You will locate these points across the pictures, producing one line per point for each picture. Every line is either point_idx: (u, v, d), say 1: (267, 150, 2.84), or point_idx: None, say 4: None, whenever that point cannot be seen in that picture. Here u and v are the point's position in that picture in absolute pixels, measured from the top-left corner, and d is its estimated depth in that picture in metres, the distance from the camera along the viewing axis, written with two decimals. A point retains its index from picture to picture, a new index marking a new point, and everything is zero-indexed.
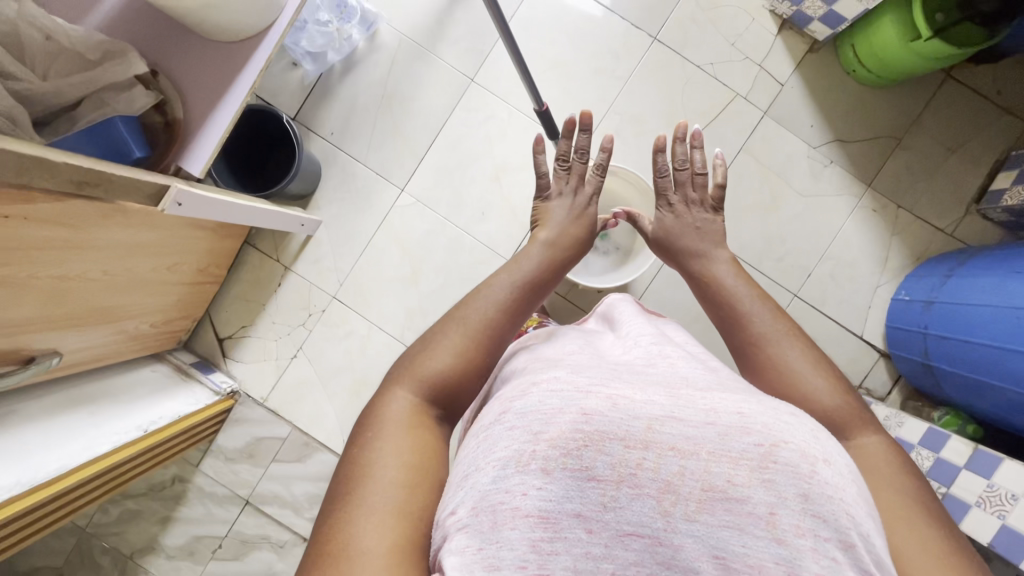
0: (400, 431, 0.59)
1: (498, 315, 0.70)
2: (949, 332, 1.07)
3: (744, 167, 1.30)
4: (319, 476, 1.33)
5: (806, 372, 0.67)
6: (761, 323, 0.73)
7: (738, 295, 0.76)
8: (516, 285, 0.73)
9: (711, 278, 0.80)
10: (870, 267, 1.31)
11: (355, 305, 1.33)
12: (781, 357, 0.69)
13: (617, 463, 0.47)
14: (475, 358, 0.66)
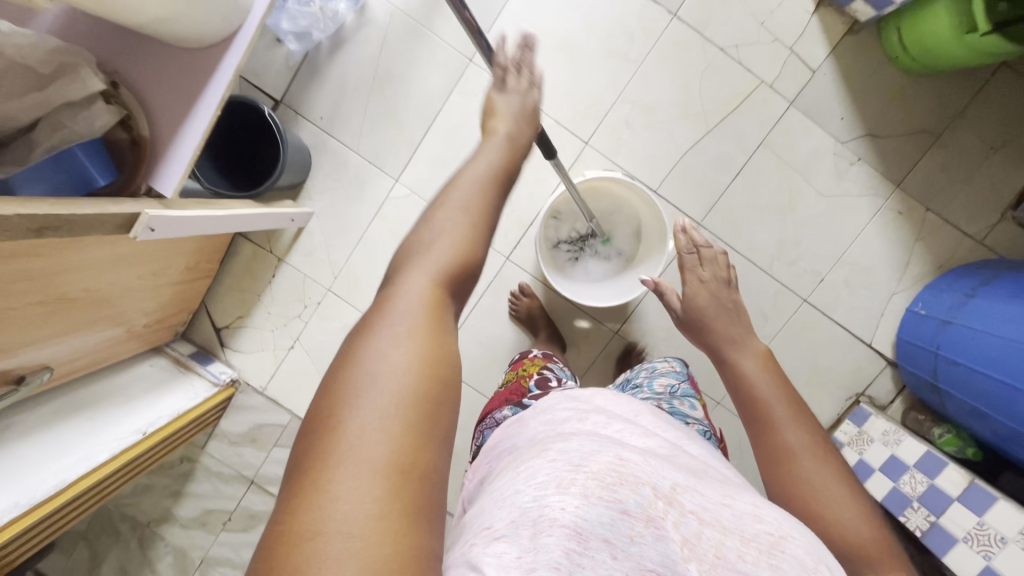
0: (414, 312, 0.52)
1: (486, 194, 0.64)
2: (963, 360, 1.02)
3: (763, 163, 1.20)
4: None
5: (837, 495, 0.67)
6: (790, 434, 0.74)
7: (770, 402, 0.78)
8: (494, 167, 0.67)
9: (747, 381, 0.83)
10: (888, 274, 1.25)
11: (350, 298, 1.31)
12: (802, 468, 0.70)
13: (648, 504, 0.45)
14: (475, 239, 0.60)
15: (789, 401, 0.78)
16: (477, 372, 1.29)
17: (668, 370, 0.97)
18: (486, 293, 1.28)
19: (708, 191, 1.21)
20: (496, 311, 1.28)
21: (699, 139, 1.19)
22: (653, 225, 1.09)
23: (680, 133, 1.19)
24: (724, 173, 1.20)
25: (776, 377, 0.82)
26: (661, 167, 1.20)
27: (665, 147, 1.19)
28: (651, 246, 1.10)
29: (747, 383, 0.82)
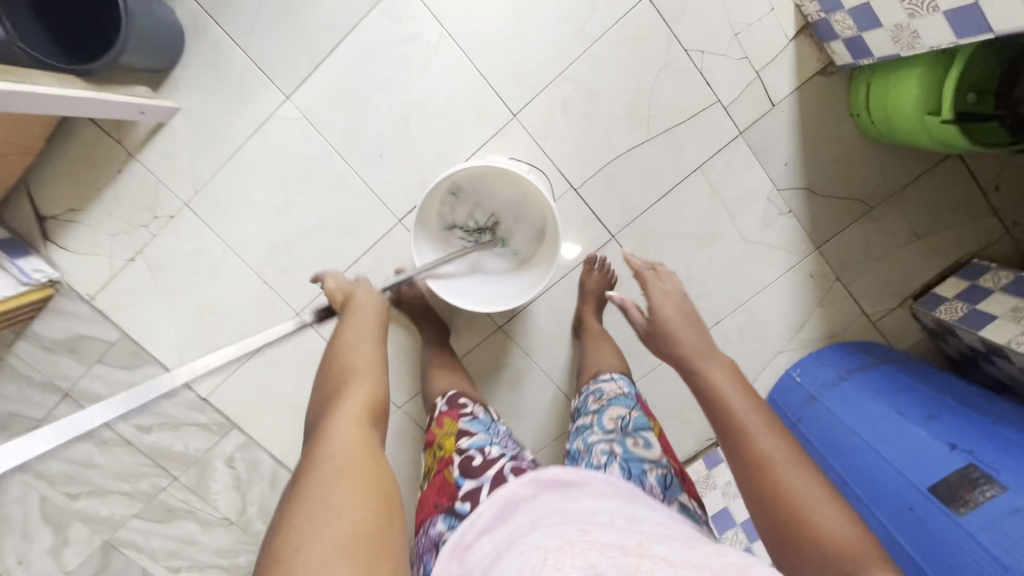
0: (335, 440, 0.58)
1: (369, 350, 0.71)
2: (815, 442, 1.01)
3: (694, 189, 1.10)
4: (149, 389, 1.23)
5: (818, 505, 0.58)
6: (765, 442, 0.63)
7: (735, 407, 0.67)
8: (365, 330, 0.74)
9: (713, 385, 0.70)
10: (781, 332, 1.22)
11: (209, 220, 1.13)
12: (785, 479, 0.60)
13: (621, 563, 0.44)
14: (377, 368, 0.69)
15: (752, 401, 0.68)
16: None
17: (614, 396, 0.87)
18: (368, 253, 1.14)
19: (631, 204, 1.10)
20: (376, 275, 1.15)
21: (636, 145, 1.06)
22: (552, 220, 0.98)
23: (617, 133, 1.06)
24: (652, 190, 1.10)
25: (736, 375, 0.71)
26: (589, 165, 1.07)
27: (597, 143, 1.06)
28: (543, 257, 1.01)
29: (713, 387, 0.70)
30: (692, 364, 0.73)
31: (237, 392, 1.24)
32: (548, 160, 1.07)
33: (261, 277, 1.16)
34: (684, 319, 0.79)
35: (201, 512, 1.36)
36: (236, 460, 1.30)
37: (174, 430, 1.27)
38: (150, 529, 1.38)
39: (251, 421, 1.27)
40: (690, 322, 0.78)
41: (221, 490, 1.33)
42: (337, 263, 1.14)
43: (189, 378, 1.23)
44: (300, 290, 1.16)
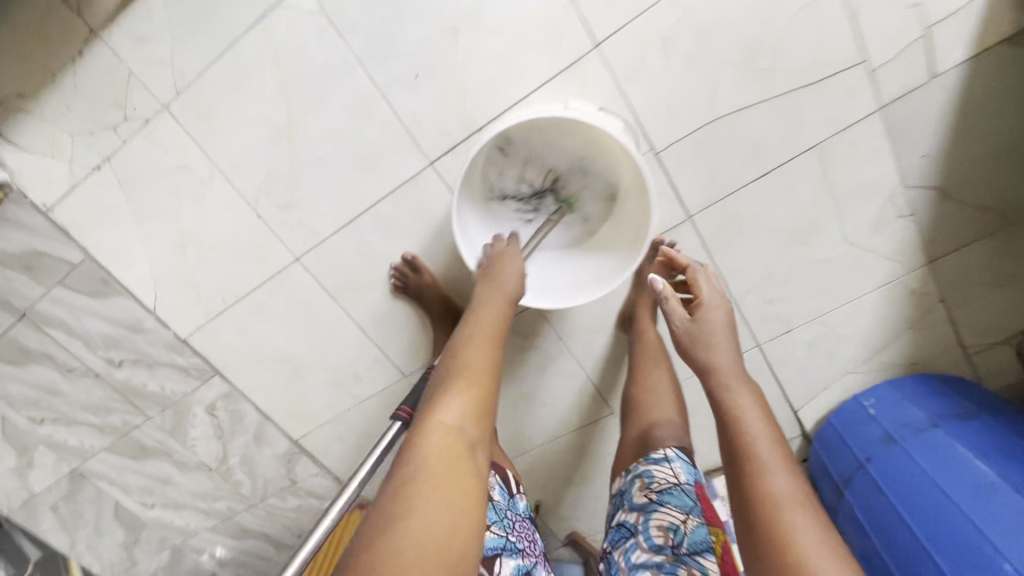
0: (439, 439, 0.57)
1: (490, 348, 0.67)
2: (892, 496, 0.88)
3: (802, 172, 0.88)
4: (117, 322, 1.05)
5: (823, 557, 0.51)
6: (778, 481, 0.57)
7: (755, 435, 0.61)
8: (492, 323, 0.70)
9: (737, 408, 0.64)
10: (857, 351, 1.05)
11: (195, 131, 0.90)
12: (794, 523, 0.54)
13: None
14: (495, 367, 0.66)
15: (772, 436, 0.62)
16: (351, 289, 1.02)
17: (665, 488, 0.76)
18: (388, 199, 0.93)
19: (720, 181, 0.88)
20: (395, 227, 0.95)
21: (745, 106, 0.82)
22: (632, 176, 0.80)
23: (725, 87, 0.81)
24: (750, 167, 0.87)
25: (762, 409, 0.65)
26: (680, 124, 0.84)
27: (696, 97, 0.82)
28: (631, 218, 0.83)
29: (734, 407, 0.64)
30: (721, 385, 0.68)
31: (221, 336, 1.07)
32: (629, 110, 0.83)
33: (255, 210, 0.95)
34: (726, 332, 0.73)
35: (178, 455, 1.24)
36: (218, 408, 1.16)
37: (148, 369, 1.11)
38: (123, 463, 1.28)
39: (237, 370, 1.12)
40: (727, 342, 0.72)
41: (200, 437, 1.20)
42: (350, 205, 0.93)
43: (166, 315, 1.05)
44: (301, 232, 0.96)
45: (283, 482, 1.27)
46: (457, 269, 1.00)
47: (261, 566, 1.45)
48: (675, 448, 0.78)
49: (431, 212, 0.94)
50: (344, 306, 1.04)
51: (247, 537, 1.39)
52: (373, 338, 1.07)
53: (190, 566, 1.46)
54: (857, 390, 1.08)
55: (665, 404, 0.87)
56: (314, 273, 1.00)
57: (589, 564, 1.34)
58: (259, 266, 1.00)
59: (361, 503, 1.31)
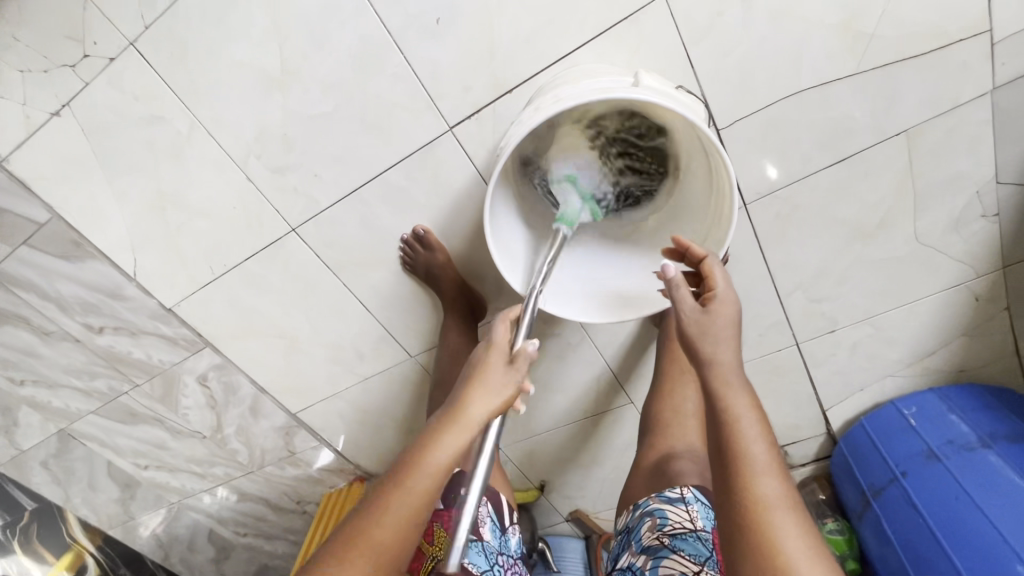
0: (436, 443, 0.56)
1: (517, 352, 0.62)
2: (928, 518, 0.83)
3: (883, 161, 0.75)
4: (94, 288, 0.94)
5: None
6: (768, 484, 0.49)
7: (750, 435, 0.52)
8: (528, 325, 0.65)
9: (727, 390, 0.55)
10: (902, 355, 0.97)
11: (170, 74, 0.75)
12: (783, 529, 0.46)
13: None
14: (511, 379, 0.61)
15: (763, 431, 0.53)
16: (355, 264, 0.91)
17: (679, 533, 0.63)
18: (398, 167, 0.80)
19: (786, 167, 0.76)
20: (405, 199, 0.83)
21: (832, 80, 0.68)
22: (698, 164, 0.70)
23: (813, 55, 0.67)
24: (824, 152, 0.75)
25: (754, 399, 0.55)
26: (751, 98, 0.70)
27: (776, 65, 0.68)
28: (694, 215, 0.72)
29: (727, 397, 0.55)
30: (708, 361, 0.58)
31: (210, 308, 0.98)
32: (692, 78, 0.69)
33: (245, 172, 0.82)
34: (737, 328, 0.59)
35: (171, 422, 1.18)
36: (210, 379, 1.09)
37: (132, 337, 1.02)
38: (113, 426, 1.22)
39: (230, 342, 1.03)
40: (727, 324, 0.59)
41: (192, 406, 1.13)
42: (354, 172, 0.81)
43: (148, 282, 0.95)
44: (298, 199, 0.84)
45: (281, 452, 1.22)
46: (473, 249, 0.89)
47: (259, 525, 1.44)
48: (693, 487, 0.67)
49: (448, 185, 0.81)
50: (346, 282, 0.93)
51: (244, 500, 1.37)
52: (378, 317, 0.98)
53: (188, 521, 1.45)
54: (894, 394, 1.01)
55: (691, 428, 0.76)
56: (312, 245, 0.89)
57: (590, 540, 1.33)
58: (251, 235, 0.89)
59: (361, 474, 1.28)
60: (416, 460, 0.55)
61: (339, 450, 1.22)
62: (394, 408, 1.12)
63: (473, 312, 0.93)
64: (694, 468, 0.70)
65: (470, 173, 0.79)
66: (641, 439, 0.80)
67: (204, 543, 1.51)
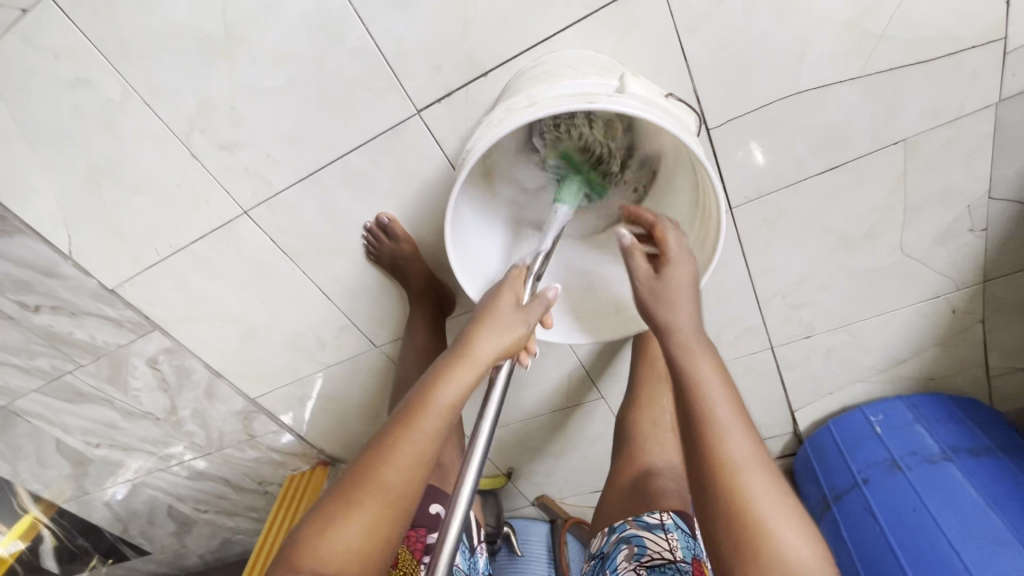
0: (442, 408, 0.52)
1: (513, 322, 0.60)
2: (884, 526, 0.84)
3: (876, 170, 0.71)
4: (25, 265, 0.86)
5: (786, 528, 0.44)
6: (759, 481, 0.46)
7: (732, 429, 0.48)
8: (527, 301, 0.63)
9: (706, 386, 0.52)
10: (874, 362, 0.97)
11: (96, 30, 0.66)
12: (754, 483, 0.46)
13: None
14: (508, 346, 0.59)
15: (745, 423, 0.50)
16: (314, 251, 0.84)
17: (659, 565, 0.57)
18: (361, 150, 0.73)
19: (777, 172, 0.71)
20: (368, 185, 0.76)
21: (834, 82, 0.63)
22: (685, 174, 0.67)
23: (816, 54, 0.61)
24: (818, 157, 0.70)
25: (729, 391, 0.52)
26: (746, 97, 0.64)
27: (776, 63, 0.62)
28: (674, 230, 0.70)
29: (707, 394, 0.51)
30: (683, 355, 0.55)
31: (157, 290, 0.90)
32: (685, 71, 0.63)
33: (188, 147, 0.74)
34: (694, 291, 0.60)
35: (121, 403, 1.12)
36: (161, 362, 1.02)
37: (72, 318, 0.94)
38: (59, 405, 1.15)
39: (180, 326, 0.96)
40: (679, 298, 0.60)
41: (143, 389, 1.07)
42: (312, 154, 0.74)
43: (85, 262, 0.86)
44: (250, 180, 0.77)
45: (240, 434, 1.18)
46: (442, 241, 0.83)
47: (220, 503, 1.42)
48: (673, 512, 0.61)
49: (415, 173, 0.74)
50: (304, 269, 0.87)
51: (203, 479, 1.33)
52: (339, 306, 0.92)
53: (146, 497, 1.41)
54: (861, 399, 1.01)
55: (670, 443, 0.73)
56: (266, 229, 0.82)
57: (555, 524, 1.34)
58: (198, 215, 0.81)
59: (324, 458, 1.25)
60: (426, 395, 0.53)
61: (301, 433, 1.19)
62: (358, 395, 1.08)
63: (440, 306, 0.88)
64: (676, 487, 0.66)
65: (440, 160, 0.73)
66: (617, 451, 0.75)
67: (163, 518, 1.49)
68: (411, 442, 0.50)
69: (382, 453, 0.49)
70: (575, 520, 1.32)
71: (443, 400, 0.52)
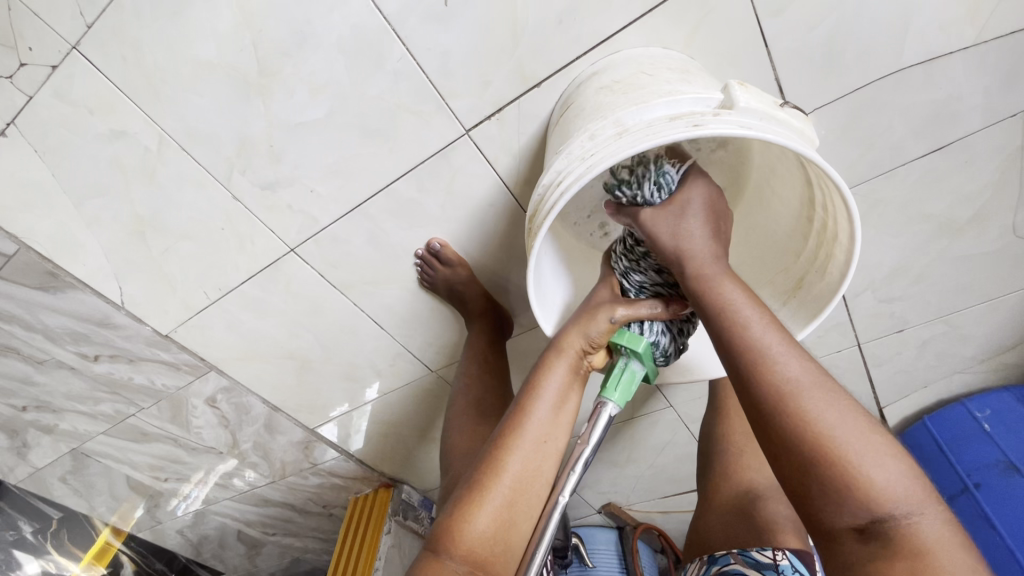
0: (548, 406, 0.50)
1: (600, 321, 0.51)
2: (1005, 535, 0.79)
3: (990, 145, 0.62)
4: (81, 318, 0.85)
5: (783, 358, 0.40)
6: (832, 408, 0.38)
7: (853, 435, 0.37)
8: (591, 316, 0.52)
9: (799, 389, 0.39)
10: (975, 352, 0.88)
11: (127, 74, 0.62)
12: (765, 339, 0.41)
13: None
14: (585, 356, 0.53)
15: (862, 417, 0.38)
16: (363, 283, 0.81)
17: None
18: (408, 177, 0.68)
19: (870, 158, 0.64)
20: (416, 211, 0.72)
21: (941, 54, 0.55)
22: (786, 175, 0.50)
23: (922, 25, 0.53)
24: (919, 138, 0.62)
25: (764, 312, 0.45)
26: (836, 81, 0.57)
27: (872, 38, 0.54)
28: (777, 248, 0.53)
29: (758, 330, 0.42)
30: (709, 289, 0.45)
31: (210, 333, 0.89)
32: (766, 60, 0.56)
33: (229, 189, 0.71)
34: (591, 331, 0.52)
35: (185, 440, 1.12)
36: (219, 400, 1.01)
37: (130, 365, 0.93)
38: (125, 445, 1.16)
39: (236, 365, 0.94)
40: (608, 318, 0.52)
41: (205, 426, 1.07)
42: (357, 187, 0.70)
43: (139, 310, 0.85)
44: (294, 217, 0.73)
45: (302, 463, 1.18)
46: (496, 260, 0.78)
47: (287, 526, 1.44)
48: (789, 551, 0.55)
49: (465, 194, 0.70)
50: (355, 302, 0.84)
51: (270, 505, 1.35)
52: (393, 335, 0.89)
53: (215, 524, 1.44)
54: (957, 390, 0.93)
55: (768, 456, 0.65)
56: (315, 266, 0.79)
57: (623, 531, 1.30)
58: (244, 257, 0.78)
59: (386, 479, 1.24)
60: (516, 411, 0.50)
61: (361, 458, 1.18)
62: (413, 419, 1.06)
63: (499, 327, 0.83)
64: (787, 514, 0.58)
65: (491, 180, 0.68)
66: (706, 466, 0.68)
67: (233, 541, 1.52)
68: (533, 437, 0.48)
69: (509, 443, 0.48)
70: (644, 527, 1.28)
71: (553, 394, 0.51)
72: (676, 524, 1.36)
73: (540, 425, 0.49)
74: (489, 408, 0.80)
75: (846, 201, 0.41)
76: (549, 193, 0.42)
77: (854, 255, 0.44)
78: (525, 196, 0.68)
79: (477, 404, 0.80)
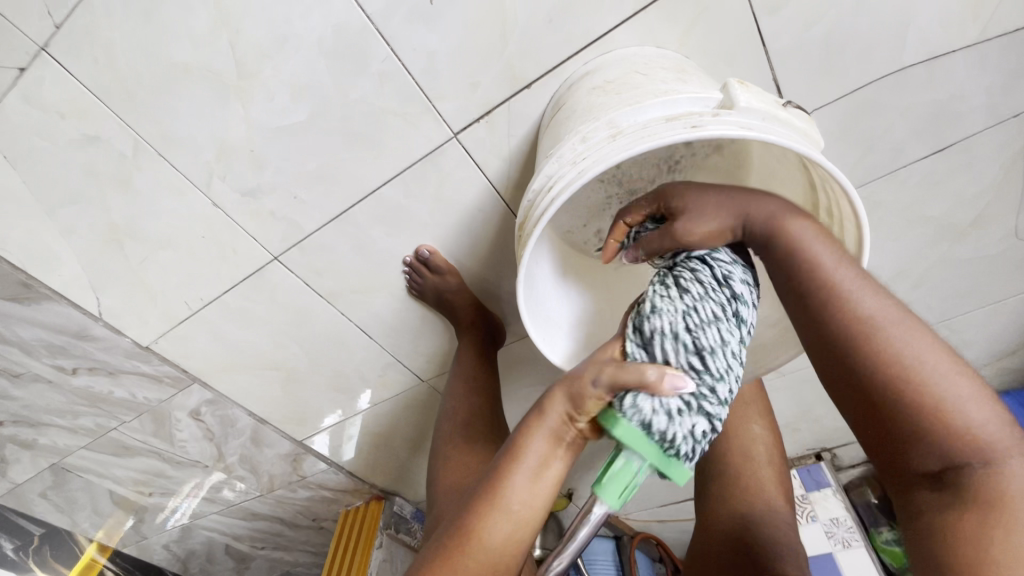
0: (531, 478, 0.42)
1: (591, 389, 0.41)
2: None
3: (993, 146, 0.61)
4: (57, 329, 0.81)
5: (862, 298, 0.39)
6: (915, 346, 0.38)
7: (934, 375, 0.37)
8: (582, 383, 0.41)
9: (879, 327, 0.38)
10: (976, 357, 0.86)
11: (99, 77, 0.59)
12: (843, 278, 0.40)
13: None
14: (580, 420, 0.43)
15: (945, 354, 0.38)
16: (350, 291, 0.78)
17: None
18: (394, 182, 0.66)
19: (870, 160, 0.62)
20: (404, 217, 0.70)
21: (943, 54, 0.53)
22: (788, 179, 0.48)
23: (924, 23, 0.51)
24: (920, 140, 0.60)
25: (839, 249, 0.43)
26: (835, 81, 0.55)
27: (873, 37, 0.52)
28: None
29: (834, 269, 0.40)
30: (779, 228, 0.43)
31: (193, 344, 0.86)
32: (763, 59, 0.54)
33: (209, 196, 0.69)
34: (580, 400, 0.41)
35: (169, 453, 1.09)
36: (203, 413, 0.98)
37: (110, 377, 0.90)
38: (107, 459, 1.13)
39: (220, 376, 0.91)
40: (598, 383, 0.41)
41: (189, 439, 1.04)
42: (342, 192, 0.67)
43: (118, 322, 0.82)
44: (277, 224, 0.71)
45: (290, 476, 1.15)
46: (487, 268, 0.76)
47: (277, 540, 1.40)
48: None
49: (454, 200, 0.67)
50: (343, 311, 0.81)
51: (259, 519, 1.31)
52: (382, 345, 0.86)
53: (202, 538, 1.40)
54: None
55: (766, 479, 0.62)
56: (300, 274, 0.76)
57: (621, 541, 1.28)
58: (226, 265, 0.76)
59: (377, 492, 1.21)
60: (494, 479, 0.43)
61: (351, 470, 1.15)
62: (403, 430, 1.03)
63: (490, 336, 0.81)
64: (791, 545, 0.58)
65: (480, 185, 0.65)
66: (704, 489, 0.66)
67: (222, 556, 1.48)
68: (508, 514, 0.42)
69: (481, 516, 0.42)
70: (642, 537, 1.26)
71: (536, 465, 0.43)
72: (674, 533, 1.34)
73: (518, 501, 0.42)
74: (479, 428, 0.78)
75: (853, 202, 0.40)
76: (540, 198, 0.39)
77: (860, 263, 0.42)
78: (515, 201, 0.66)
79: (464, 427, 0.78)
